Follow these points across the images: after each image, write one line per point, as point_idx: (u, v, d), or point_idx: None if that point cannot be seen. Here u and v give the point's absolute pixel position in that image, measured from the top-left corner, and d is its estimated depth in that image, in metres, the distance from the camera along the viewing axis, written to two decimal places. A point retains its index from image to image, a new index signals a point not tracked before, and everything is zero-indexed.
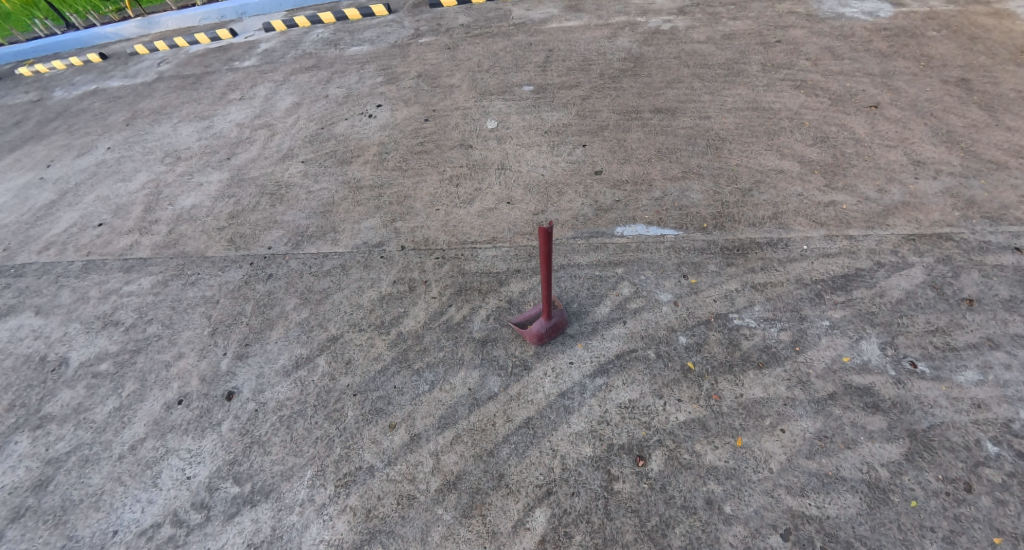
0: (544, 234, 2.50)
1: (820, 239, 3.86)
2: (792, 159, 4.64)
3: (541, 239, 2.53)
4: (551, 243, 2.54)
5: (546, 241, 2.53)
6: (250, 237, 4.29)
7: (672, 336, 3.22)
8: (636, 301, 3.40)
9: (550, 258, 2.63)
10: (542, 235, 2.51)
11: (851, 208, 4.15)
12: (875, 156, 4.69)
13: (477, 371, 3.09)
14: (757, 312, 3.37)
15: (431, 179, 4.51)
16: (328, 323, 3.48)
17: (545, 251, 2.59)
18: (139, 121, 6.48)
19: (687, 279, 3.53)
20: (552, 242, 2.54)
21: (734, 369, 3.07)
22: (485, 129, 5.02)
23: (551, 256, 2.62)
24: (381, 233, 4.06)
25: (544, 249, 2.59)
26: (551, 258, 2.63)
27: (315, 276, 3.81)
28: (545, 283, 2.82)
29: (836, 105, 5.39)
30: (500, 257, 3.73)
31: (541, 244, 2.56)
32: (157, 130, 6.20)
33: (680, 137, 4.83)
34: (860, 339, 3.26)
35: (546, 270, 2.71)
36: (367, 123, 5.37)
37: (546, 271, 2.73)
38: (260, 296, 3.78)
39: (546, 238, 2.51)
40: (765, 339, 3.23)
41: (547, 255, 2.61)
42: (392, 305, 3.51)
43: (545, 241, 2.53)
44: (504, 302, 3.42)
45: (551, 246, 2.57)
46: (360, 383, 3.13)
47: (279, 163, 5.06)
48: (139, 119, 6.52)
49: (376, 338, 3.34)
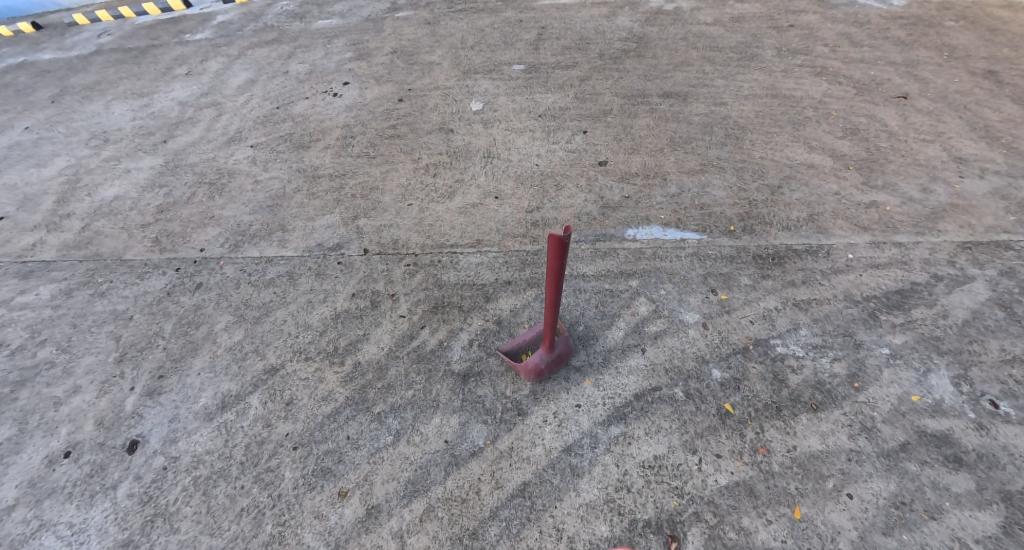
0: (555, 237, 1.80)
1: (865, 247, 3.25)
2: (822, 153, 4.03)
3: (553, 239, 1.81)
4: (564, 250, 1.84)
5: (556, 245, 1.83)
6: (180, 236, 3.52)
7: (704, 368, 2.53)
8: (656, 323, 2.71)
9: (562, 267, 1.93)
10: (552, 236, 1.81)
11: (894, 210, 3.56)
12: (913, 152, 4.11)
13: (456, 416, 2.37)
14: (804, 337, 2.71)
15: (404, 167, 3.77)
16: (266, 349, 2.76)
17: (555, 256, 1.88)
18: (67, 98, 5.58)
19: (716, 295, 2.86)
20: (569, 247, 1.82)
21: (784, 413, 2.41)
22: (469, 111, 4.30)
23: (563, 265, 1.92)
24: (340, 232, 3.32)
25: (553, 254, 1.87)
26: (563, 268, 1.93)
27: (254, 288, 3.07)
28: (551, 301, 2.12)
29: (862, 94, 4.81)
30: (486, 264, 3.04)
31: (552, 246, 1.85)
32: (86, 108, 5.32)
33: (694, 125, 4.18)
34: (928, 372, 2.63)
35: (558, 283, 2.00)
36: (332, 103, 4.61)
37: (556, 284, 2.02)
38: (185, 311, 3.04)
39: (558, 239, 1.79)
40: (818, 372, 2.58)
41: (557, 264, 1.92)
42: (350, 325, 2.78)
43: (556, 243, 1.82)
44: (492, 323, 2.72)
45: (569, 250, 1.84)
46: (302, 433, 2.42)
47: (224, 148, 4.27)
48: (67, 96, 5.63)
49: (325, 370, 2.61)
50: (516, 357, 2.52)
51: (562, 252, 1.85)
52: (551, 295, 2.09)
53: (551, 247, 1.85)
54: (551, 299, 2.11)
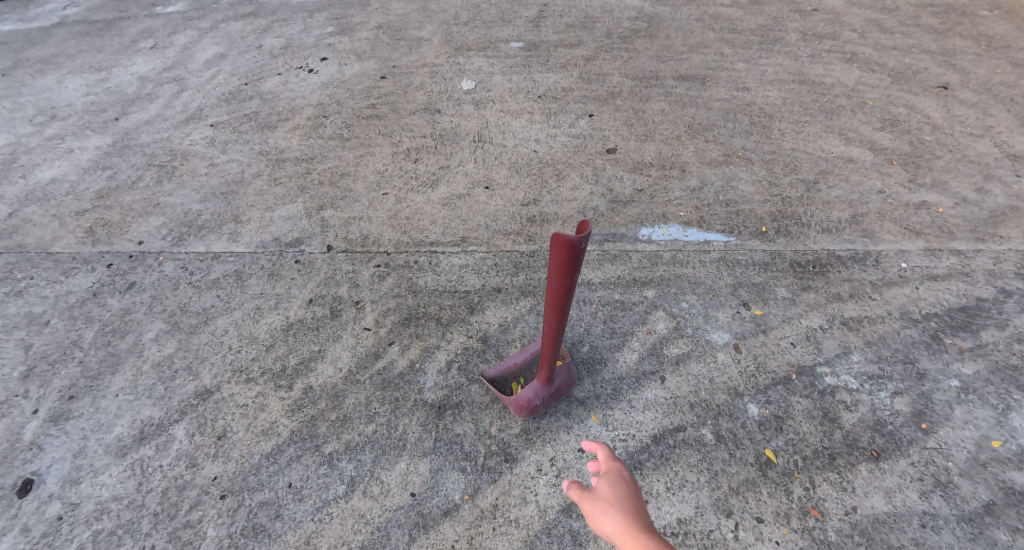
0: (563, 247, 1.33)
1: (919, 254, 2.76)
2: (859, 145, 3.54)
3: (558, 243, 1.32)
4: (574, 264, 1.37)
5: (563, 252, 1.34)
6: (117, 226, 3.01)
7: (737, 403, 2.05)
8: (677, 344, 2.24)
9: (571, 281, 1.44)
10: (556, 238, 1.32)
11: (948, 212, 3.06)
12: (962, 147, 3.60)
13: (427, 461, 1.89)
14: (857, 364, 2.22)
15: (382, 152, 3.28)
16: (201, 368, 2.26)
17: (560, 266, 1.39)
18: (18, 71, 5.02)
19: (748, 310, 2.38)
20: (582, 255, 1.33)
21: (838, 463, 1.93)
22: (460, 91, 3.79)
23: (573, 279, 1.43)
24: (301, 225, 2.83)
25: (559, 264, 1.39)
26: (572, 282, 1.44)
27: (195, 290, 2.57)
28: (552, 324, 1.65)
29: (899, 83, 4.24)
30: (472, 267, 2.55)
31: (556, 253, 1.36)
32: (36, 82, 4.78)
33: (714, 112, 3.68)
34: (1010, 411, 2.12)
35: (565, 301, 1.53)
36: (306, 80, 4.11)
37: (561, 303, 1.55)
38: (111, 316, 2.54)
39: (567, 244, 1.30)
40: (876, 409, 2.09)
41: (562, 278, 1.44)
42: (302, 340, 2.30)
43: (562, 251, 1.33)
44: (476, 341, 2.24)
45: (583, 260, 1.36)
46: (234, 478, 1.93)
47: (181, 128, 3.76)
48: (19, 69, 5.05)
49: (268, 396, 2.13)
50: (503, 387, 2.05)
51: (573, 263, 1.37)
52: (553, 316, 1.61)
53: (555, 254, 1.36)
54: (552, 322, 1.63)
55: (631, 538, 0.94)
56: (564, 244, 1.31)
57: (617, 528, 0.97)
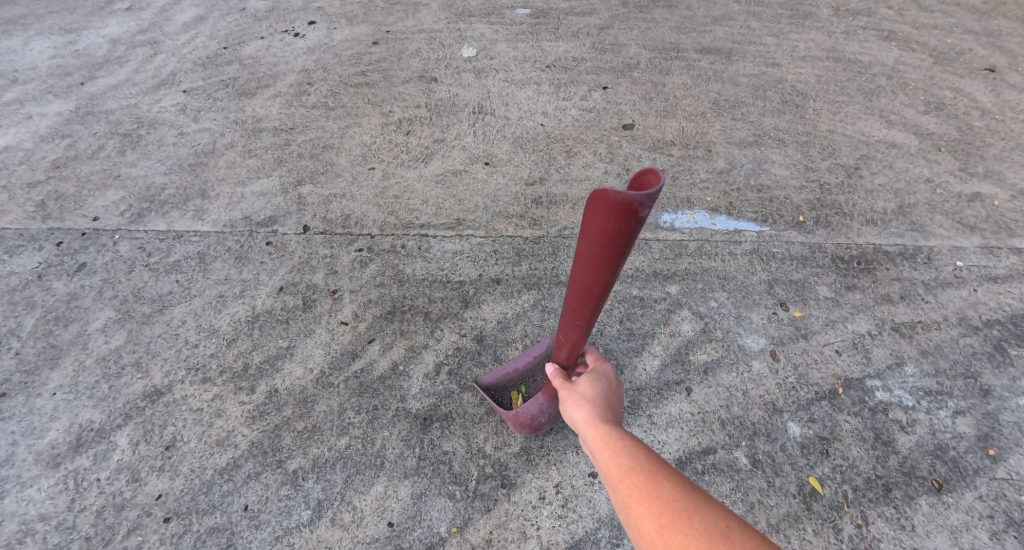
0: (614, 224, 0.90)
1: (976, 252, 2.45)
2: (903, 129, 3.20)
3: (603, 207, 0.89)
4: (622, 252, 0.97)
5: (607, 223, 0.91)
6: (71, 201, 2.76)
7: (776, 421, 1.77)
8: (706, 350, 1.94)
9: (611, 273, 1.04)
10: (598, 200, 0.89)
11: (1005, 205, 2.74)
12: (1014, 134, 3.26)
13: (409, 484, 1.62)
14: (911, 378, 1.94)
15: (370, 123, 2.95)
16: (152, 365, 2.03)
17: (598, 245, 0.97)
18: None
19: (786, 310, 2.10)
20: (638, 229, 0.91)
21: (895, 496, 1.64)
22: (459, 58, 3.44)
23: (615, 269, 1.02)
24: (275, 203, 2.56)
25: (596, 241, 0.96)
26: (614, 274, 1.04)
27: (150, 275, 2.36)
28: (574, 327, 1.24)
29: (942, 64, 3.87)
30: (467, 254, 2.24)
31: (595, 223, 0.93)
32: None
33: (741, 88, 3.34)
34: None
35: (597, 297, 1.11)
36: (290, 44, 3.83)
37: (592, 300, 1.13)
38: (56, 302, 2.32)
39: (619, 211, 0.87)
40: (936, 432, 1.80)
41: (600, 272, 1.04)
42: (268, 332, 2.05)
43: (606, 221, 0.91)
44: (471, 341, 1.95)
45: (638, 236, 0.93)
46: (180, 497, 1.68)
47: (150, 94, 3.51)
48: None
49: (227, 400, 1.88)
50: (501, 396, 1.72)
51: (620, 242, 0.94)
52: (577, 315, 1.21)
53: (594, 224, 0.93)
54: (575, 324, 1.23)
55: (590, 421, 1.16)
56: (610, 212, 0.89)
57: (583, 414, 1.19)
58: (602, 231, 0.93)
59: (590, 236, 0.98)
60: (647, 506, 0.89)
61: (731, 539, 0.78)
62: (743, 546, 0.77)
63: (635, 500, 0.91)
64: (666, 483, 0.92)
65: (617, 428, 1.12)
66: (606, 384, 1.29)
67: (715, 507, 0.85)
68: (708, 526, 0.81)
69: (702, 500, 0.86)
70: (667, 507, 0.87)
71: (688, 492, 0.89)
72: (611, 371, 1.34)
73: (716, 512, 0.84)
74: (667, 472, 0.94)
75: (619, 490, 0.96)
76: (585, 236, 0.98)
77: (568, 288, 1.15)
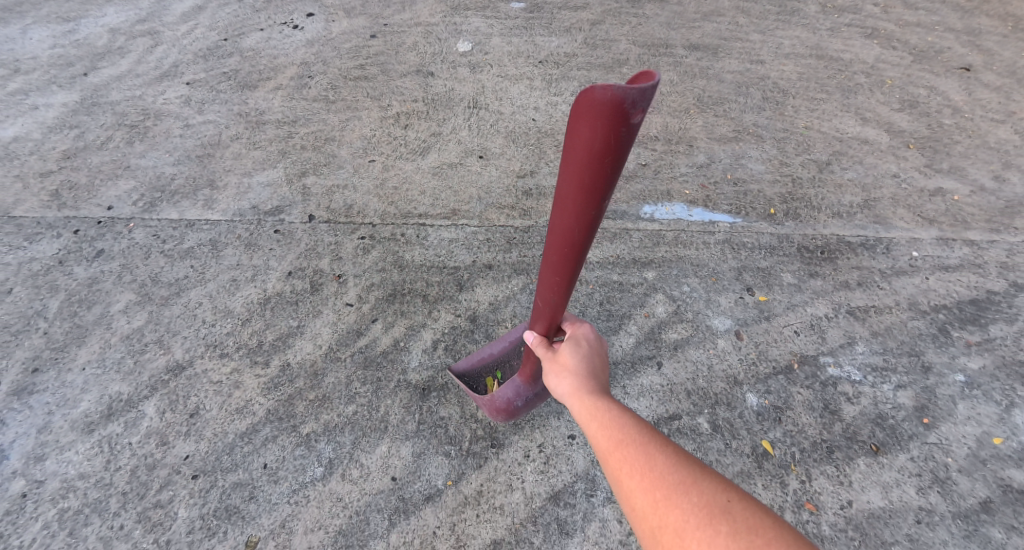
0: (603, 127, 0.86)
1: (932, 244, 2.67)
2: (877, 127, 3.39)
3: (588, 115, 0.86)
4: (608, 171, 0.93)
5: (594, 134, 0.88)
6: (84, 190, 2.96)
7: (736, 392, 1.99)
8: (677, 329, 2.16)
9: (597, 206, 1.01)
10: (585, 105, 0.85)
11: (965, 200, 2.95)
12: (981, 132, 3.46)
13: (408, 445, 1.83)
14: (861, 356, 2.17)
15: (370, 116, 3.12)
16: (172, 341, 2.24)
17: (583, 167, 0.93)
18: None
19: (752, 296, 2.31)
20: (627, 144, 0.88)
21: (837, 456, 1.87)
22: (455, 53, 3.59)
23: (601, 199, 1.00)
24: (280, 193, 2.74)
25: (580, 161, 0.93)
26: (600, 206, 1.01)
27: (166, 260, 2.55)
28: (558, 277, 1.24)
29: (920, 62, 4.05)
30: (462, 242, 2.43)
31: (581, 137, 0.90)
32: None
33: (724, 85, 3.52)
34: (1013, 408, 2.08)
35: (581, 236, 1.09)
36: (289, 37, 3.97)
37: (578, 239, 1.10)
38: (77, 286, 2.51)
39: (607, 116, 0.84)
40: (878, 402, 2.03)
41: (584, 203, 1.00)
42: (280, 313, 2.24)
43: (594, 130, 0.87)
44: (464, 320, 2.15)
45: (627, 151, 0.90)
46: (205, 457, 1.90)
47: (154, 86, 3.69)
48: None
49: (244, 373, 2.08)
50: (475, 383, 1.89)
51: (608, 159, 0.91)
52: (560, 260, 1.19)
53: (578, 139, 0.90)
54: (557, 268, 1.21)
55: (578, 393, 1.25)
56: (598, 118, 0.85)
57: (573, 392, 1.26)
58: (587, 148, 0.90)
59: (574, 157, 0.95)
60: (644, 481, 0.98)
61: (731, 512, 0.88)
62: (741, 517, 0.88)
63: (632, 476, 1.00)
64: (661, 458, 1.01)
65: (608, 405, 1.19)
66: (588, 349, 1.37)
67: (712, 481, 0.94)
68: (706, 501, 0.91)
69: (698, 475, 0.96)
70: (665, 483, 0.96)
71: (684, 468, 0.98)
72: (591, 333, 1.43)
73: (711, 485, 0.94)
74: (661, 446, 1.04)
75: (616, 464, 1.04)
76: (569, 159, 0.95)
77: (551, 230, 1.13)
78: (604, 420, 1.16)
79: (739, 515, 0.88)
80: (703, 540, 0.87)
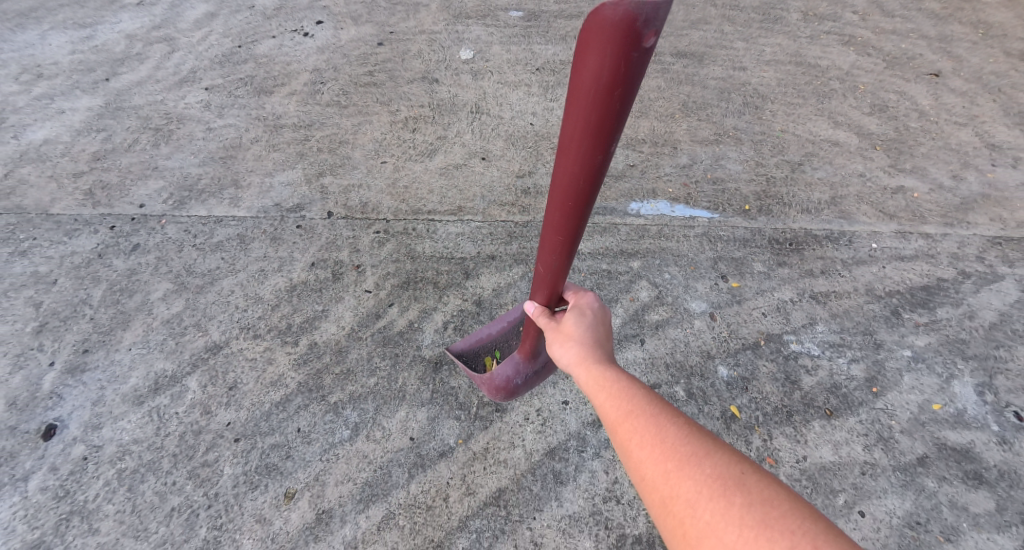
0: (613, 53, 0.92)
1: (891, 236, 2.96)
2: (848, 130, 3.68)
3: (597, 40, 0.92)
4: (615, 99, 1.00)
5: (603, 64, 0.95)
6: (116, 189, 3.21)
7: (709, 365, 2.28)
8: (658, 311, 2.44)
9: (603, 145, 1.09)
10: (594, 35, 0.92)
11: (924, 197, 3.25)
12: (944, 134, 3.76)
13: (423, 411, 2.12)
14: (821, 334, 2.46)
15: (381, 120, 3.38)
16: (208, 324, 2.51)
17: (591, 100, 1.01)
18: None
19: (726, 282, 2.59)
20: (637, 70, 0.95)
21: (795, 419, 2.17)
22: (458, 60, 3.85)
23: (607, 137, 1.08)
24: (300, 192, 3.00)
25: (589, 95, 1.00)
26: (606, 142, 1.09)
27: (198, 252, 2.81)
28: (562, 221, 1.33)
29: (893, 68, 4.34)
30: (468, 235, 2.71)
31: (590, 68, 0.97)
32: (18, 36, 4.72)
33: (708, 91, 3.80)
34: (952, 379, 2.38)
35: (591, 175, 1.17)
36: (301, 44, 4.22)
37: (584, 180, 1.19)
38: (117, 276, 2.77)
39: (615, 45, 0.91)
40: (833, 374, 2.33)
41: (590, 140, 1.08)
42: (306, 300, 2.51)
43: (602, 59, 0.94)
44: (471, 304, 2.43)
45: (635, 80, 0.97)
46: (245, 423, 2.17)
47: (174, 91, 3.94)
48: None
49: (276, 351, 2.35)
50: (475, 361, 2.17)
51: (616, 91, 0.98)
52: (565, 204, 1.28)
53: (587, 70, 0.97)
54: (561, 212, 1.31)
55: (596, 372, 1.37)
56: (607, 47, 0.92)
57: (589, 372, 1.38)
58: (596, 78, 0.97)
59: (581, 89, 1.01)
60: (661, 453, 1.09)
61: (745, 483, 0.99)
62: (752, 487, 0.98)
63: (649, 449, 1.11)
64: (675, 433, 1.12)
65: (623, 384, 1.31)
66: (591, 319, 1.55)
67: (724, 455, 1.05)
68: (719, 472, 1.02)
69: (711, 449, 1.07)
70: (680, 456, 1.07)
71: (698, 443, 1.09)
72: (595, 301, 1.61)
73: (723, 459, 1.05)
74: (675, 421, 1.15)
75: (632, 437, 1.16)
76: (576, 91, 1.02)
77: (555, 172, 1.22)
78: (613, 392, 1.29)
79: (751, 486, 0.99)
80: (716, 508, 0.97)
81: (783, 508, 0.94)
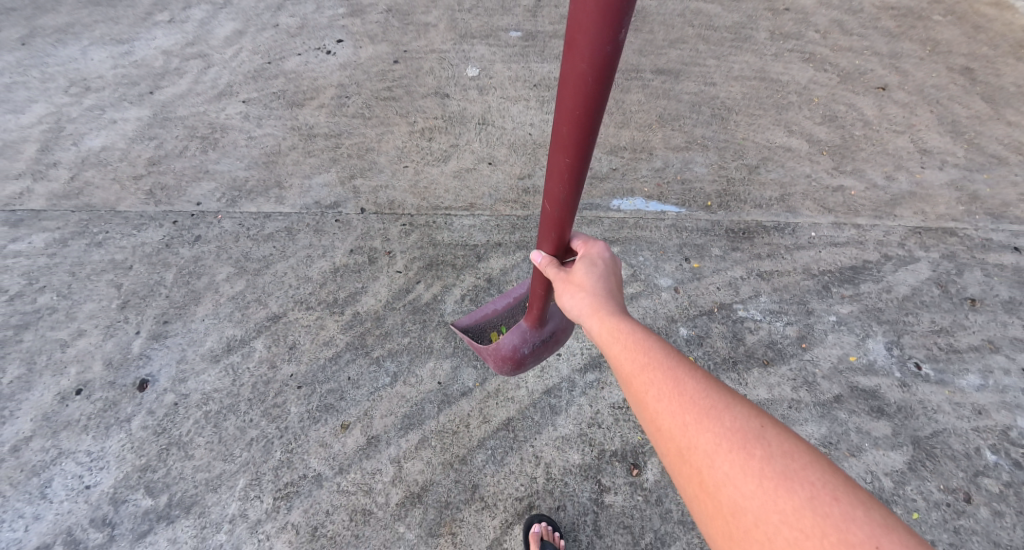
0: None
1: (829, 226, 3.57)
2: (801, 137, 4.29)
3: None
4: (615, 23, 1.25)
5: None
6: (174, 190, 3.76)
7: (672, 327, 2.90)
8: (633, 286, 3.04)
9: (606, 72, 1.37)
10: None
11: (860, 194, 3.86)
12: (883, 141, 4.37)
13: (448, 362, 2.71)
14: (763, 304, 3.06)
15: (400, 130, 3.96)
16: (267, 299, 3.07)
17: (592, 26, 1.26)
18: (39, 36, 5.39)
19: (689, 264, 3.18)
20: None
21: (739, 367, 2.77)
22: (465, 77, 4.43)
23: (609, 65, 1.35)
24: (335, 192, 3.57)
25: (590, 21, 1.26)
26: (608, 68, 1.36)
27: (253, 242, 3.36)
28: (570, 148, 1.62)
29: (845, 83, 4.96)
30: (478, 227, 3.29)
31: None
32: (60, 51, 5.19)
33: (682, 104, 4.40)
34: (867, 338, 2.98)
35: (598, 89, 1.42)
36: (325, 61, 4.79)
37: (589, 104, 1.46)
38: (184, 262, 3.32)
39: None
40: (771, 334, 2.93)
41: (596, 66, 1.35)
42: (347, 280, 3.07)
43: None
44: (482, 281, 3.02)
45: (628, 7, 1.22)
46: (305, 374, 2.74)
47: (214, 103, 4.49)
48: (37, 34, 5.42)
49: (326, 319, 2.93)
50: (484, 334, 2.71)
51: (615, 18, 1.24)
52: (572, 131, 1.56)
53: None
54: (568, 136, 1.59)
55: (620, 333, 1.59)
56: None
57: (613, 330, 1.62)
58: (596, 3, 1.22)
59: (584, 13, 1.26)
60: (683, 405, 1.29)
61: (764, 435, 1.18)
62: (770, 438, 1.18)
63: (672, 402, 1.31)
64: (696, 388, 1.32)
65: (644, 344, 1.52)
66: (602, 269, 1.93)
67: (744, 410, 1.25)
68: (739, 424, 1.21)
69: (731, 404, 1.26)
70: (702, 410, 1.27)
71: (718, 399, 1.28)
72: (605, 250, 2.00)
73: (743, 413, 1.24)
74: (694, 378, 1.35)
75: (656, 391, 1.36)
76: (579, 17, 1.27)
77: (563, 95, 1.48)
78: (632, 347, 1.53)
79: (768, 437, 1.18)
80: (737, 459, 1.15)
81: (802, 460, 1.12)
